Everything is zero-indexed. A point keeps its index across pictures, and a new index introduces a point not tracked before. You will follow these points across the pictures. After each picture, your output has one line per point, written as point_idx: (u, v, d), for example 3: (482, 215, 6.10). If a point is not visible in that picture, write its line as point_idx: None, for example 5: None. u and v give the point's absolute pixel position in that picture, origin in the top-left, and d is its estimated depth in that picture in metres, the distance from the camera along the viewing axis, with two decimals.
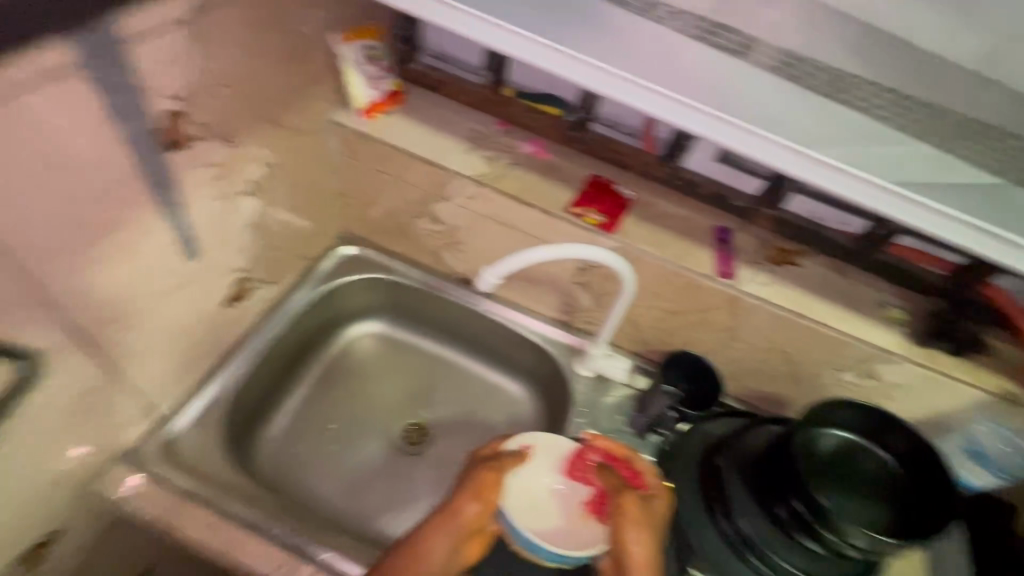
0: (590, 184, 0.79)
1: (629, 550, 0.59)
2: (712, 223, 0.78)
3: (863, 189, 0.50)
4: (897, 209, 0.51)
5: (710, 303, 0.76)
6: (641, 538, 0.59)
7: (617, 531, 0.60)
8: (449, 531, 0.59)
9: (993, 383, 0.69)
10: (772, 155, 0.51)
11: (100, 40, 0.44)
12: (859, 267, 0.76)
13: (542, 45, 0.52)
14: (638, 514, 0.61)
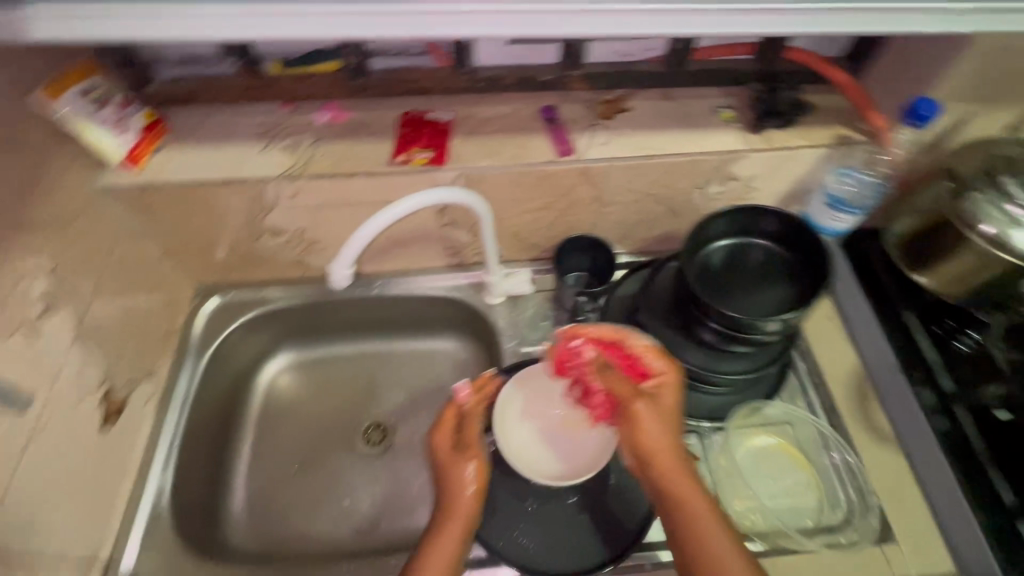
0: (403, 124, 0.74)
1: (656, 452, 0.54)
2: (535, 107, 0.76)
3: (622, 18, 0.51)
4: (678, 25, 0.52)
5: (567, 183, 0.76)
6: (665, 435, 0.55)
7: (640, 437, 0.55)
8: (460, 517, 0.57)
9: (828, 134, 0.73)
10: (544, 26, 0.51)
11: None
12: (679, 85, 0.77)
13: (265, 12, 0.48)
14: (651, 411, 0.56)
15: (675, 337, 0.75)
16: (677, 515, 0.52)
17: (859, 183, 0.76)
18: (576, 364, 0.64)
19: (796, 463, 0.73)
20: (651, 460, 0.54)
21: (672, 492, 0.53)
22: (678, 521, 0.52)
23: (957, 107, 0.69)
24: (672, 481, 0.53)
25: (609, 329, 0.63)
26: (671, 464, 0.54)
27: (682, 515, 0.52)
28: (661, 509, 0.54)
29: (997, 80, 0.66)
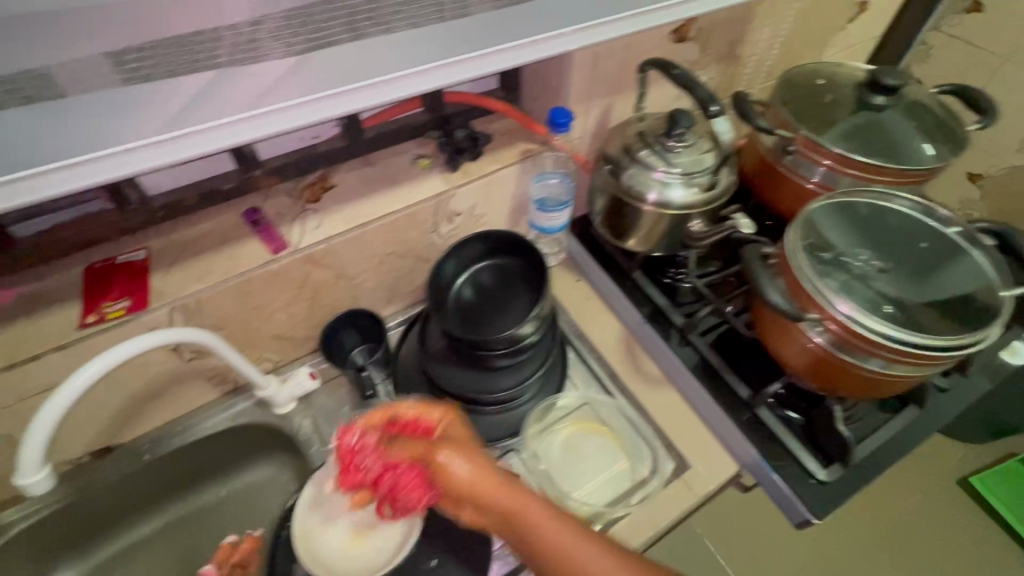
0: (88, 280, 0.66)
1: (482, 487, 0.54)
2: (239, 213, 0.73)
3: (294, 114, 0.44)
4: (300, 116, 0.44)
5: (298, 274, 0.75)
6: (480, 469, 0.55)
7: (459, 482, 0.54)
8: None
9: (513, 152, 0.83)
10: (120, 169, 0.40)
11: None
12: (374, 149, 0.79)
13: None
14: (452, 449, 0.56)
15: (465, 375, 0.79)
16: (531, 533, 0.51)
17: (557, 185, 0.86)
18: (362, 465, 0.59)
19: (601, 436, 0.80)
20: (481, 500, 0.54)
21: (513, 515, 0.52)
22: (544, 543, 0.51)
23: (594, 103, 0.83)
24: (507, 505, 0.53)
25: (359, 430, 0.59)
26: (499, 489, 0.53)
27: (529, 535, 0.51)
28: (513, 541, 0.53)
29: (608, 76, 0.81)
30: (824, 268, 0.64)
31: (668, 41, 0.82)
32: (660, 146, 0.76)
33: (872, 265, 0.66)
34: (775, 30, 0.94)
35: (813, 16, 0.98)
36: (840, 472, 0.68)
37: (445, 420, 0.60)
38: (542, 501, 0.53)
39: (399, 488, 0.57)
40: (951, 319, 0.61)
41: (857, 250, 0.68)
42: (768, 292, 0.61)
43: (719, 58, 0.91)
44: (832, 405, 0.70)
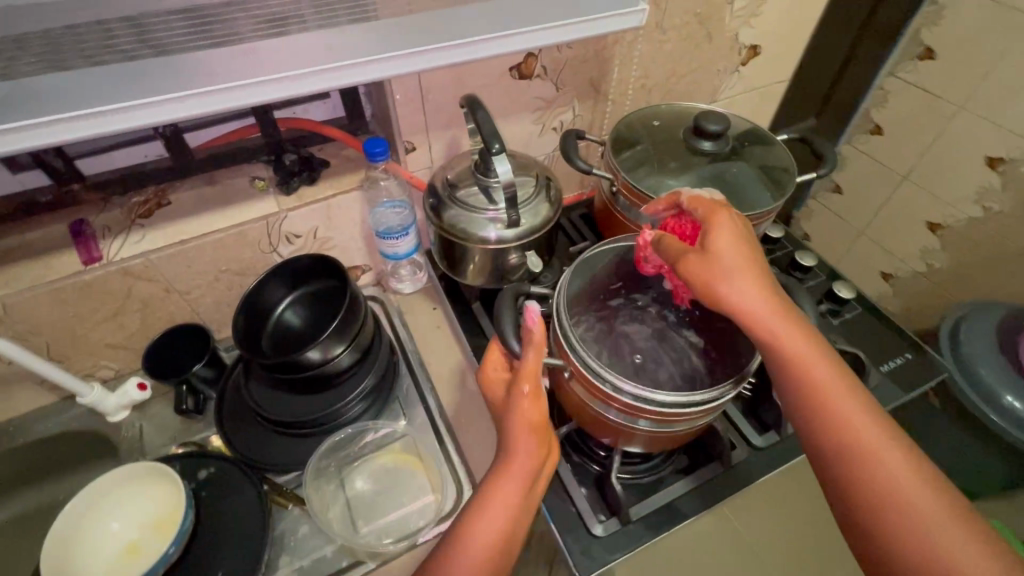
0: None
1: (754, 313, 0.56)
2: (62, 223, 0.76)
3: (14, 138, 0.44)
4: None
5: (116, 285, 0.76)
6: (757, 290, 0.56)
7: (733, 302, 0.56)
8: (501, 520, 0.56)
9: (351, 179, 0.84)
10: None
11: None
12: (211, 169, 0.82)
13: None
14: (701, 260, 0.58)
15: (285, 399, 0.81)
16: (806, 390, 0.54)
17: (397, 209, 0.88)
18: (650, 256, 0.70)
19: (415, 469, 0.80)
20: (760, 325, 0.56)
21: (784, 370, 0.55)
22: (805, 422, 0.54)
23: (435, 135, 0.84)
24: (785, 350, 0.55)
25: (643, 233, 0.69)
26: (771, 320, 0.56)
27: (790, 358, 0.54)
28: (775, 370, 0.56)
29: (445, 108, 0.82)
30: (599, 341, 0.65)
31: (509, 77, 0.83)
32: (484, 183, 0.75)
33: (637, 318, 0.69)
34: (639, 70, 0.94)
35: (685, 58, 0.98)
36: (616, 528, 0.67)
37: (705, 216, 0.62)
38: (815, 354, 0.54)
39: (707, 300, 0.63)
40: (716, 374, 0.64)
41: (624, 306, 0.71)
42: (508, 335, 0.64)
43: (578, 94, 0.92)
44: (616, 457, 0.70)
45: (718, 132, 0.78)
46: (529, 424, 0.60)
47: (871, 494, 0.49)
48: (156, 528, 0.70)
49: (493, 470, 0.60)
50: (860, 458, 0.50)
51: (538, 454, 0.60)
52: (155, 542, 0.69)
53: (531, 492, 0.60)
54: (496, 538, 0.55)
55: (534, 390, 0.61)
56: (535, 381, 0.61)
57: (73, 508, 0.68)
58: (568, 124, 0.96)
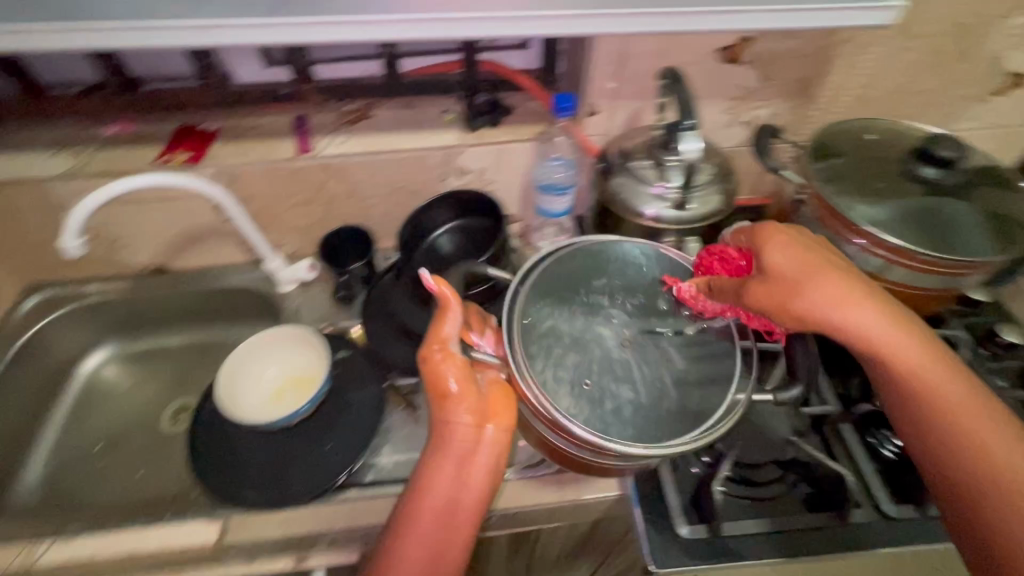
0: (175, 133, 0.88)
1: (850, 326, 0.56)
2: (291, 116, 0.89)
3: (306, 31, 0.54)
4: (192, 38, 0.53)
5: (316, 177, 0.88)
6: (848, 300, 0.56)
7: (823, 315, 0.56)
8: (437, 496, 0.58)
9: (529, 131, 0.88)
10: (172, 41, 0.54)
11: None
12: (413, 95, 0.91)
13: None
14: (779, 287, 0.57)
15: (420, 312, 0.89)
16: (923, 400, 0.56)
17: (563, 168, 0.89)
18: (699, 300, 0.66)
19: None
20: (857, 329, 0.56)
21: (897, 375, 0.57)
22: (929, 425, 0.56)
23: (621, 103, 0.83)
24: (892, 357, 0.56)
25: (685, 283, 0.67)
26: (875, 328, 0.56)
27: (892, 363, 0.57)
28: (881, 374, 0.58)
29: (638, 79, 0.81)
30: (561, 356, 0.64)
31: (715, 58, 0.79)
32: (659, 159, 0.74)
33: (610, 340, 0.66)
34: (864, 77, 0.84)
35: (925, 74, 0.85)
36: (702, 536, 0.65)
37: (751, 239, 0.62)
38: (920, 354, 0.56)
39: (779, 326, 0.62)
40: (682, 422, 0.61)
41: (598, 320, 0.67)
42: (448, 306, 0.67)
43: (784, 93, 0.85)
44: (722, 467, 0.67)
45: (948, 159, 0.67)
46: (444, 394, 0.61)
47: (1000, 495, 0.50)
48: (299, 387, 0.82)
49: (431, 445, 0.61)
50: (982, 459, 0.52)
51: (468, 424, 0.60)
52: (296, 403, 0.80)
53: (477, 463, 0.60)
54: (437, 515, 0.58)
55: (445, 350, 0.61)
56: (449, 348, 0.61)
57: (256, 344, 0.84)
58: (761, 120, 0.89)
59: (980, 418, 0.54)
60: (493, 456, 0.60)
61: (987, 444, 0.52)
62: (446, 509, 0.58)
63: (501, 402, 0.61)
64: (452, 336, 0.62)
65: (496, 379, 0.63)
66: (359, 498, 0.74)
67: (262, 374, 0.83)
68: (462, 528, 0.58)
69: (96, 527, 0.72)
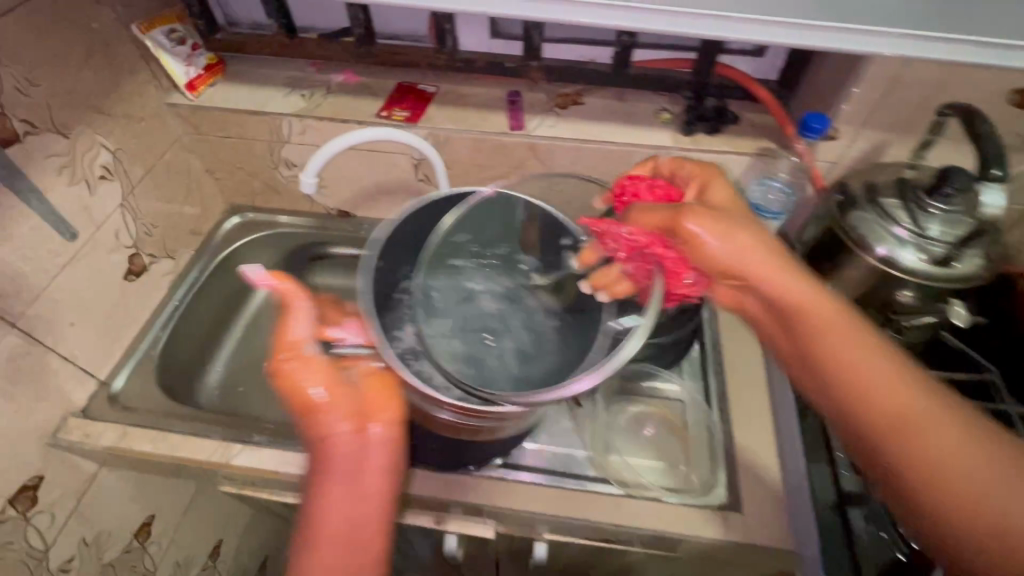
0: (395, 90, 0.91)
1: (749, 265, 0.55)
2: (505, 91, 0.90)
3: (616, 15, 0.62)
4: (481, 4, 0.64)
5: (518, 155, 0.88)
6: (753, 242, 0.55)
7: (733, 254, 0.55)
8: (339, 518, 0.56)
9: (751, 145, 0.82)
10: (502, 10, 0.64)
11: None
12: (631, 88, 0.88)
13: None
14: (701, 211, 0.55)
15: None
16: (825, 353, 0.51)
17: (779, 191, 0.83)
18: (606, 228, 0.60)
19: (675, 433, 0.81)
20: (763, 276, 0.55)
21: (801, 322, 0.53)
22: (835, 380, 0.51)
23: (870, 132, 0.75)
24: (800, 308, 0.53)
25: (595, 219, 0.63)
26: (778, 274, 0.54)
27: (798, 312, 0.53)
28: (785, 326, 0.55)
29: (900, 108, 0.72)
30: (429, 307, 0.62)
31: (1004, 99, 0.69)
32: (916, 201, 0.66)
33: (479, 292, 0.65)
34: None
35: None
36: None
37: (694, 176, 0.63)
38: (827, 304, 0.53)
39: (701, 266, 0.57)
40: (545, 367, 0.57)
41: (466, 276, 0.66)
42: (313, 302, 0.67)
43: None
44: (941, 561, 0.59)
45: None
46: (303, 402, 0.60)
47: (916, 455, 0.46)
48: None
49: (314, 472, 0.60)
50: (898, 417, 0.47)
51: (349, 431, 0.59)
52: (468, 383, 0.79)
53: (369, 465, 0.59)
54: (343, 532, 0.56)
55: (296, 354, 0.61)
56: (307, 354, 0.61)
57: None
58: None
59: (867, 358, 0.49)
60: (380, 461, 0.60)
61: (878, 395, 0.48)
62: (344, 524, 0.56)
63: (380, 394, 0.62)
64: (302, 339, 0.62)
65: (371, 371, 0.64)
66: (514, 481, 0.75)
67: None
68: (369, 541, 0.57)
69: (279, 442, 0.79)
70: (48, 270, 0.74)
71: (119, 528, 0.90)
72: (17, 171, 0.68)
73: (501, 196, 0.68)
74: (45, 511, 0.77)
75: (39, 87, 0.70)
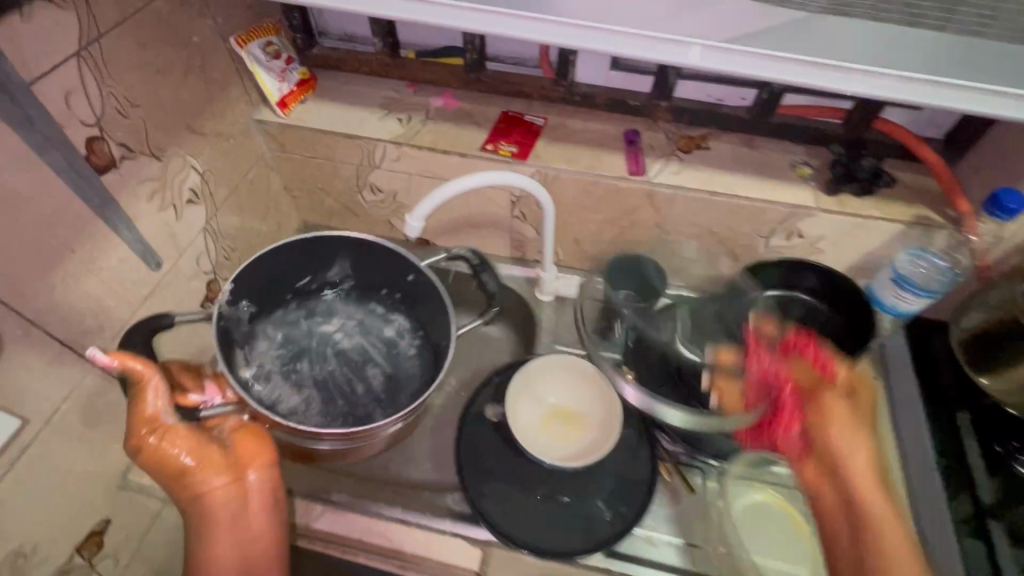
0: (500, 120, 0.83)
1: (853, 464, 0.58)
2: (622, 129, 0.81)
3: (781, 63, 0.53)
4: (642, 49, 0.55)
5: (633, 202, 0.80)
6: (865, 449, 0.59)
7: (840, 450, 0.59)
8: (231, 555, 0.63)
9: (907, 212, 0.72)
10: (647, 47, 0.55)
11: (24, 103, 0.51)
12: (765, 136, 0.79)
13: (468, 10, 0.58)
14: (843, 414, 0.60)
15: None
16: (874, 561, 0.55)
17: (931, 265, 0.74)
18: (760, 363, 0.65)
19: (797, 530, 0.72)
20: (856, 481, 0.58)
21: (861, 526, 0.57)
22: None
23: None
24: (868, 510, 0.57)
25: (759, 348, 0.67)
26: (871, 486, 0.58)
27: (866, 514, 0.57)
28: (844, 517, 0.60)
29: None
30: (293, 362, 0.82)
31: None
32: None
33: (332, 331, 0.85)
34: None
35: None
36: None
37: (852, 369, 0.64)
38: (896, 528, 0.56)
39: (813, 438, 0.61)
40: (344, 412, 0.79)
41: (314, 318, 0.86)
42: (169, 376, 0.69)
43: None
44: None
45: None
46: (168, 471, 0.62)
47: None
48: (566, 420, 0.78)
49: (193, 523, 0.64)
50: None
51: (226, 483, 0.64)
52: (569, 452, 0.75)
53: (250, 509, 0.65)
54: (237, 566, 0.62)
55: (155, 429, 0.61)
56: (158, 426, 0.61)
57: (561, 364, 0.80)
58: None
59: None
60: (261, 504, 0.65)
61: None
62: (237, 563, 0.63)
63: (247, 446, 0.66)
64: (161, 413, 0.61)
65: (238, 428, 0.68)
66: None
67: (548, 393, 0.79)
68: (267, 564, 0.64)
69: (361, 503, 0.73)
70: (131, 303, 0.69)
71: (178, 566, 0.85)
72: (110, 199, 0.63)
73: (301, 240, 0.77)
74: (110, 555, 0.73)
75: (136, 108, 0.64)
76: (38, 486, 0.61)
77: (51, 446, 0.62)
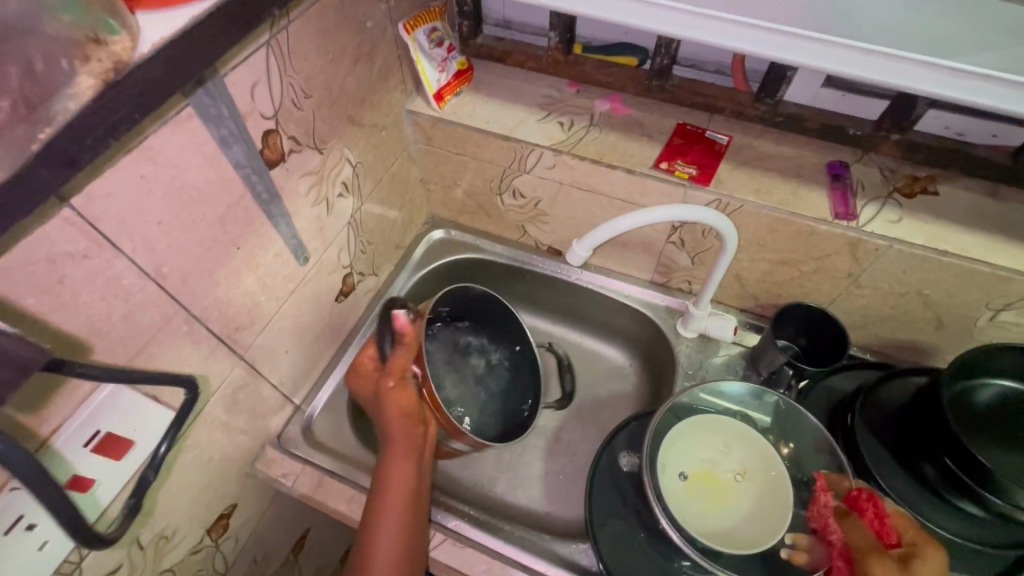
0: (677, 134, 0.73)
1: None
2: (826, 160, 0.69)
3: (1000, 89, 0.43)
4: (911, 78, 0.45)
5: (827, 248, 0.68)
6: None
7: None
8: (406, 491, 0.63)
9: None
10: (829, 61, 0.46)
11: (215, 95, 0.48)
12: (1016, 188, 0.65)
13: (682, 11, 0.48)
14: None
15: (884, 454, 0.67)
16: None
17: None
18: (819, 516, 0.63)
19: None
20: None
21: None
22: None
23: None
24: None
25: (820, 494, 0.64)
26: None
27: None
28: None
29: None
30: None
31: None
32: None
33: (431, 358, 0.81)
34: None
35: None
36: None
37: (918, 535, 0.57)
38: None
39: None
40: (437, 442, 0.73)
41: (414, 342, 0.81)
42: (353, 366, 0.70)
43: None
44: None
45: None
46: (398, 409, 0.65)
47: None
48: (712, 486, 0.69)
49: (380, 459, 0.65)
50: None
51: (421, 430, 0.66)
52: (718, 527, 0.66)
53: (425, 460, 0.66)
54: (406, 504, 0.62)
55: (400, 379, 0.66)
56: (400, 372, 0.66)
57: (712, 423, 0.72)
58: None
59: None
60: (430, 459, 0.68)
61: None
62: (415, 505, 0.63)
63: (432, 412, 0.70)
64: (407, 367, 0.67)
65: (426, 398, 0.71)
66: None
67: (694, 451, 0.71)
68: (421, 511, 0.64)
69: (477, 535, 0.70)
70: (279, 297, 0.67)
71: (285, 548, 0.86)
72: (275, 193, 0.60)
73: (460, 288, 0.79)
74: (232, 537, 0.74)
75: (310, 99, 0.60)
76: (181, 474, 0.61)
77: (194, 436, 0.61)
